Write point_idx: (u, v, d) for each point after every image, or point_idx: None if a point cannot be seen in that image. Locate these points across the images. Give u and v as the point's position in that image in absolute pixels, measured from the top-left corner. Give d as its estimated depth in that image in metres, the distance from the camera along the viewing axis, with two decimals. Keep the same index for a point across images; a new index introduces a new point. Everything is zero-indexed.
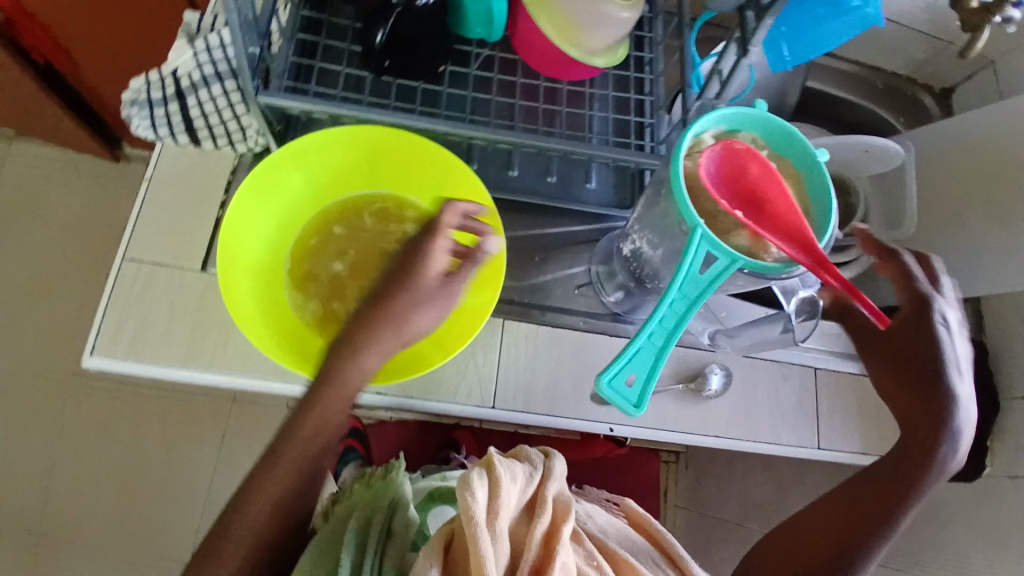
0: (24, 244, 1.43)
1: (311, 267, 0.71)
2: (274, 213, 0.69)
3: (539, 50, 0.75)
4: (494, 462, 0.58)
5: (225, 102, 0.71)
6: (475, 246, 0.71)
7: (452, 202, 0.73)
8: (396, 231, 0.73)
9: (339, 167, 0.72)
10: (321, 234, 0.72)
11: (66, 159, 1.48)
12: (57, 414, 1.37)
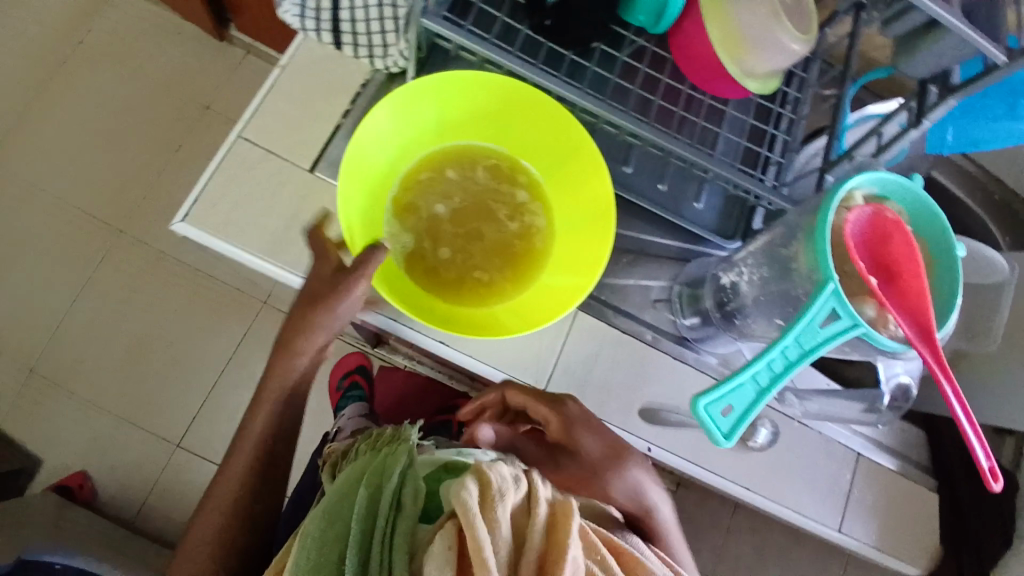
0: (109, 91, 1.45)
1: (416, 204, 0.71)
2: (397, 139, 0.68)
3: (695, 56, 0.72)
4: (485, 467, 0.52)
5: (376, 14, 0.68)
6: (576, 230, 0.70)
7: (567, 180, 0.71)
8: (503, 192, 0.73)
9: (470, 112, 0.70)
10: (432, 171, 0.72)
11: (172, 21, 1.47)
12: (93, 262, 1.40)
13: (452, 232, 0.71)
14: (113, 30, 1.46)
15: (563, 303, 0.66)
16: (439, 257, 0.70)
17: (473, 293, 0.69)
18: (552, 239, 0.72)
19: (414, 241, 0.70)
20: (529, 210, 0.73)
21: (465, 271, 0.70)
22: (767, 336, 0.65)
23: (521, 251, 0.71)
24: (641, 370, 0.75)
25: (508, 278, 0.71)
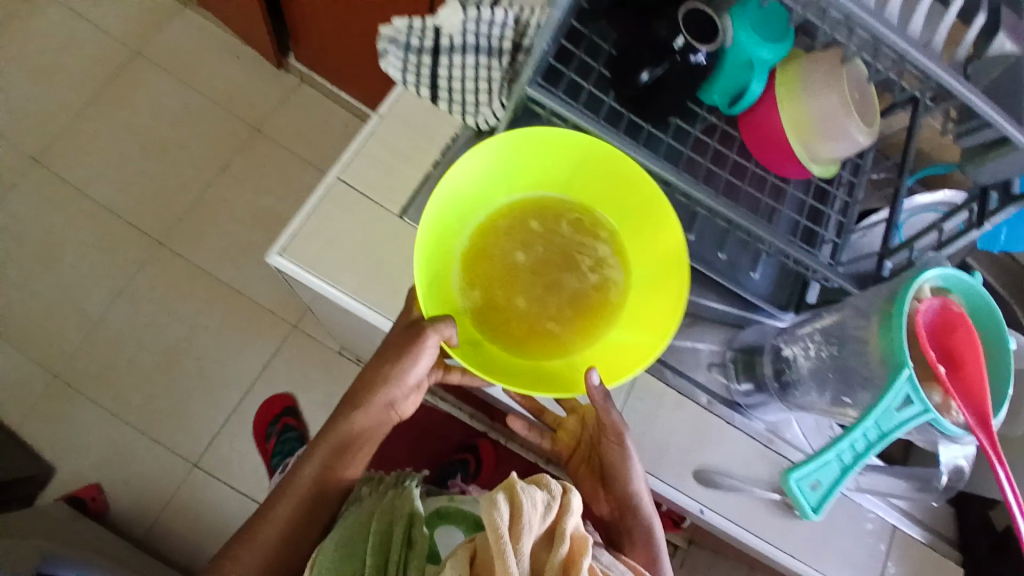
0: (166, 106, 1.49)
1: (494, 252, 0.72)
2: (481, 187, 0.70)
3: (765, 135, 0.77)
4: (519, 491, 0.53)
5: (474, 77, 0.74)
6: (650, 288, 0.70)
7: (644, 239, 0.72)
8: (587, 245, 0.74)
9: (555, 168, 0.72)
10: (517, 221, 0.73)
11: (235, 46, 1.53)
12: (131, 270, 1.42)
13: (529, 278, 0.71)
14: (172, 49, 1.51)
15: (631, 359, 0.67)
16: (514, 305, 0.70)
17: (541, 344, 0.69)
18: (625, 297, 0.71)
19: (487, 287, 0.71)
20: (604, 266, 0.73)
21: (535, 321, 0.70)
22: (829, 410, 0.68)
23: (594, 306, 0.71)
24: (696, 433, 0.76)
25: (578, 331, 0.70)
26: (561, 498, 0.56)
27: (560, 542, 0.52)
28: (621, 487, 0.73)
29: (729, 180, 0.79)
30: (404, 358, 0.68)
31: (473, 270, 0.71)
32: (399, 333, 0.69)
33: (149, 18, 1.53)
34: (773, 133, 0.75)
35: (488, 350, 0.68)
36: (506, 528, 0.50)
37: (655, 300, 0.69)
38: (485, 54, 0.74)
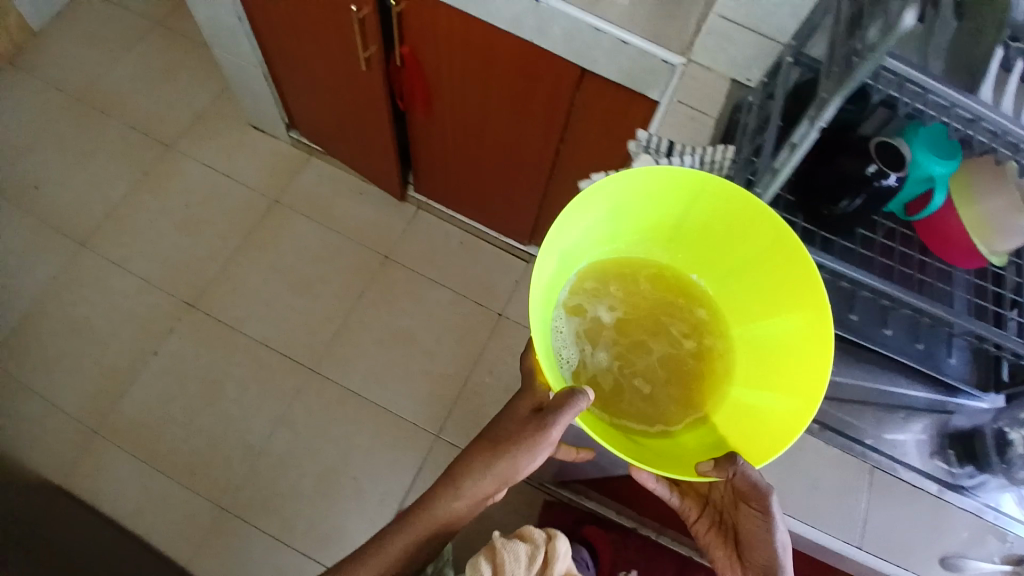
0: (304, 244, 1.63)
1: (588, 301, 0.75)
2: (580, 241, 0.72)
3: (943, 233, 0.77)
4: (499, 550, 0.89)
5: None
6: (763, 354, 0.71)
7: (756, 304, 0.72)
8: (674, 306, 0.76)
9: (669, 222, 0.73)
10: (599, 281, 0.76)
11: (361, 187, 1.70)
12: (287, 400, 1.50)
13: (619, 342, 0.74)
14: (305, 193, 1.68)
15: (759, 442, 0.65)
16: (605, 362, 0.72)
17: (640, 407, 0.71)
18: (730, 366, 0.73)
19: (584, 338, 0.73)
20: (695, 323, 0.76)
21: (632, 379, 0.72)
22: None
23: (695, 369, 0.73)
24: (932, 519, 0.78)
25: (684, 393, 0.72)
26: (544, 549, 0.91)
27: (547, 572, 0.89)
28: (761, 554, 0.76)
29: (900, 271, 0.78)
30: (522, 449, 0.72)
31: (573, 319, 0.73)
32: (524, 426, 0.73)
33: (279, 168, 1.70)
34: (951, 231, 0.76)
35: (611, 423, 0.69)
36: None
37: (792, 372, 0.66)
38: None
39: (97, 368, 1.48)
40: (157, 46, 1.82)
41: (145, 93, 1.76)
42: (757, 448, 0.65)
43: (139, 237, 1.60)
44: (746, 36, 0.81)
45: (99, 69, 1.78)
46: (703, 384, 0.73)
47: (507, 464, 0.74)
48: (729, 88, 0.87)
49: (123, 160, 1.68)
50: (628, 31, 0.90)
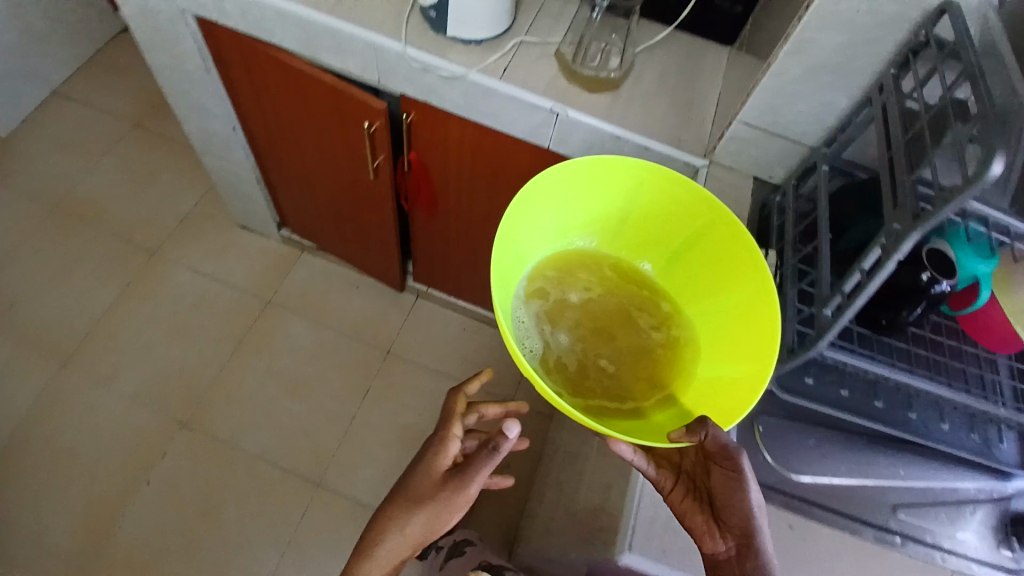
0: (302, 344, 1.57)
1: (548, 294, 0.75)
2: (535, 234, 0.75)
3: (993, 324, 0.74)
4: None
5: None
6: (716, 335, 0.71)
7: (705, 289, 0.74)
8: (630, 298, 0.77)
9: (618, 218, 0.78)
10: (562, 274, 0.77)
11: (358, 280, 1.66)
12: (293, 517, 1.38)
13: (581, 328, 0.72)
14: (299, 291, 1.63)
15: (725, 405, 0.63)
16: (565, 346, 0.70)
17: (603, 388, 0.68)
18: (689, 349, 0.73)
19: (545, 321, 0.71)
20: (650, 320, 0.76)
21: (596, 363, 0.69)
22: None
23: (656, 359, 0.71)
24: None
25: (647, 379, 0.70)
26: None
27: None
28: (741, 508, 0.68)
29: (952, 363, 0.78)
30: (454, 483, 0.75)
31: (533, 308, 0.73)
32: (434, 486, 0.77)
33: (271, 268, 1.65)
34: (997, 321, 0.73)
35: (585, 404, 0.65)
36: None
37: (749, 334, 0.66)
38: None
39: (85, 501, 1.36)
40: (137, 149, 1.78)
41: (127, 198, 1.70)
42: (723, 409, 0.63)
43: (127, 351, 1.51)
44: (771, 140, 0.82)
45: (75, 176, 1.72)
46: (670, 361, 0.72)
47: (423, 520, 0.75)
48: (753, 187, 0.89)
49: (104, 270, 1.60)
50: (648, 137, 0.89)
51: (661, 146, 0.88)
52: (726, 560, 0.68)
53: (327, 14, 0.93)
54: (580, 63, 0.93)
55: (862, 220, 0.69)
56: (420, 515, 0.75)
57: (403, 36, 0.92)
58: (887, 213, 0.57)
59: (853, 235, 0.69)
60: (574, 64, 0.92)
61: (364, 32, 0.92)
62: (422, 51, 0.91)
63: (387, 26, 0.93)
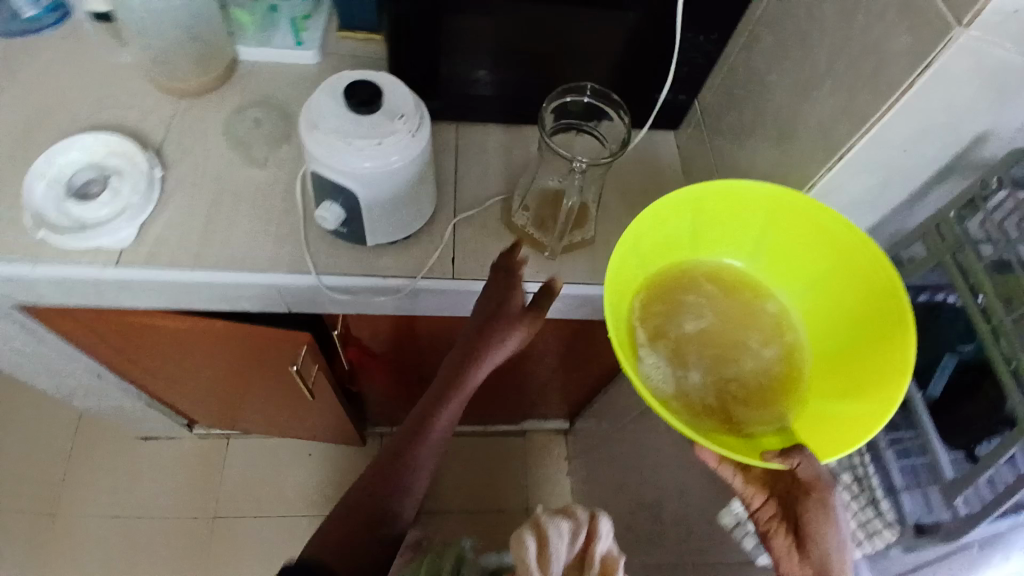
0: (273, 549, 1.33)
1: (664, 313, 0.59)
2: (647, 249, 0.59)
3: None
4: (545, 526, 0.64)
5: (850, 508, 0.66)
6: (845, 365, 0.56)
7: (841, 317, 0.58)
8: (748, 311, 0.62)
9: (744, 230, 0.62)
10: (677, 287, 0.61)
11: (307, 446, 1.43)
12: None
13: (704, 355, 0.58)
14: (245, 485, 1.38)
15: (841, 433, 0.52)
16: (687, 373, 0.57)
17: (721, 412, 0.55)
18: (816, 375, 0.58)
19: (666, 350, 0.57)
20: (765, 328, 0.61)
21: (716, 385, 0.57)
22: None
23: (773, 368, 0.59)
24: None
25: (764, 397, 0.57)
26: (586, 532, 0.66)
27: (587, 563, 0.64)
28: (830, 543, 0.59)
29: None
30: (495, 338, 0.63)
31: (654, 328, 0.58)
32: (503, 315, 0.64)
33: (199, 469, 1.38)
34: None
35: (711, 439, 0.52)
36: (535, 557, 0.61)
37: (887, 367, 0.52)
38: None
39: None
40: None
41: None
42: (836, 438, 0.52)
43: None
44: None
45: None
46: (799, 391, 0.57)
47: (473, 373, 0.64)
48: None
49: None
50: None
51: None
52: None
53: (199, 266, 0.70)
54: (554, 246, 0.73)
55: (944, 367, 0.63)
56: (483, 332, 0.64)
57: (313, 265, 0.71)
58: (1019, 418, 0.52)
59: (936, 385, 0.64)
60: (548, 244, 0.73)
61: (261, 278, 0.71)
62: (346, 277, 0.71)
63: (286, 252, 0.72)
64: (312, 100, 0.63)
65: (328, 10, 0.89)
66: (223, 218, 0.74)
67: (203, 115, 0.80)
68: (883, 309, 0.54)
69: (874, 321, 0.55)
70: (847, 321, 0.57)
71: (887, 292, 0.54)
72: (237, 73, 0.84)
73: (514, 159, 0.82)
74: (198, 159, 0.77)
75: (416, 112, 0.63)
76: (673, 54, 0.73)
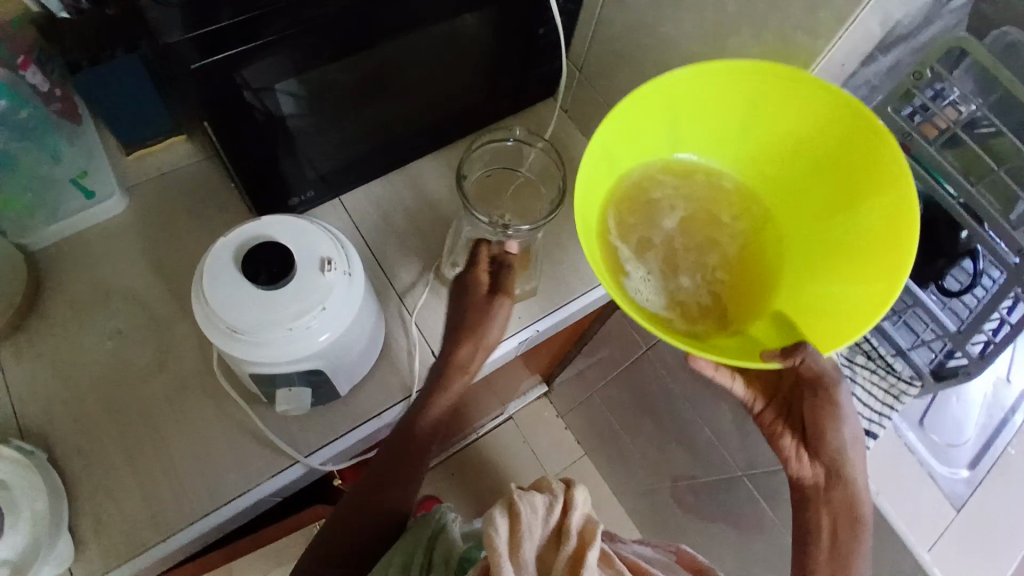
0: None
1: (641, 224, 0.52)
2: (606, 157, 0.51)
3: None
4: (516, 501, 0.52)
5: (873, 381, 0.71)
6: (829, 241, 0.51)
7: (818, 189, 0.52)
8: (719, 195, 0.55)
9: (718, 116, 0.53)
10: (640, 184, 0.54)
11: None
12: None
13: (694, 259, 0.53)
14: None
15: (836, 320, 0.48)
16: (676, 283, 0.52)
17: (717, 314, 0.51)
18: (798, 252, 0.53)
19: (649, 262, 0.51)
20: (743, 222, 0.55)
21: (708, 286, 0.52)
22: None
23: (759, 257, 0.54)
24: None
25: (756, 289, 0.53)
26: (563, 503, 0.55)
27: (564, 538, 0.52)
28: (837, 440, 0.60)
29: None
30: (472, 339, 0.63)
31: (637, 242, 0.51)
32: (469, 317, 0.63)
33: None
34: None
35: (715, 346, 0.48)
36: (504, 538, 0.49)
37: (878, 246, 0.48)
38: (847, 364, 0.70)
39: None
40: None
41: None
42: (831, 326, 0.48)
43: None
44: None
45: None
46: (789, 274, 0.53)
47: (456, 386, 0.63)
48: None
49: None
50: None
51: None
52: (814, 485, 0.62)
53: (171, 534, 0.57)
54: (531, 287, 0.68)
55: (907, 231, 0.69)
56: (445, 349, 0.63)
57: (295, 451, 0.60)
58: (1014, 268, 0.59)
59: None
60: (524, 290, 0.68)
61: (249, 497, 0.59)
62: (335, 442, 0.61)
63: (256, 452, 0.60)
64: (207, 298, 0.49)
65: (94, 138, 0.68)
66: (156, 459, 0.59)
67: (43, 348, 0.62)
68: (871, 185, 0.49)
69: (860, 197, 0.50)
70: (826, 200, 0.52)
71: (872, 160, 0.48)
72: (45, 275, 0.64)
73: (418, 221, 0.74)
74: (74, 409, 0.60)
75: (339, 248, 0.52)
76: (540, 27, 0.67)
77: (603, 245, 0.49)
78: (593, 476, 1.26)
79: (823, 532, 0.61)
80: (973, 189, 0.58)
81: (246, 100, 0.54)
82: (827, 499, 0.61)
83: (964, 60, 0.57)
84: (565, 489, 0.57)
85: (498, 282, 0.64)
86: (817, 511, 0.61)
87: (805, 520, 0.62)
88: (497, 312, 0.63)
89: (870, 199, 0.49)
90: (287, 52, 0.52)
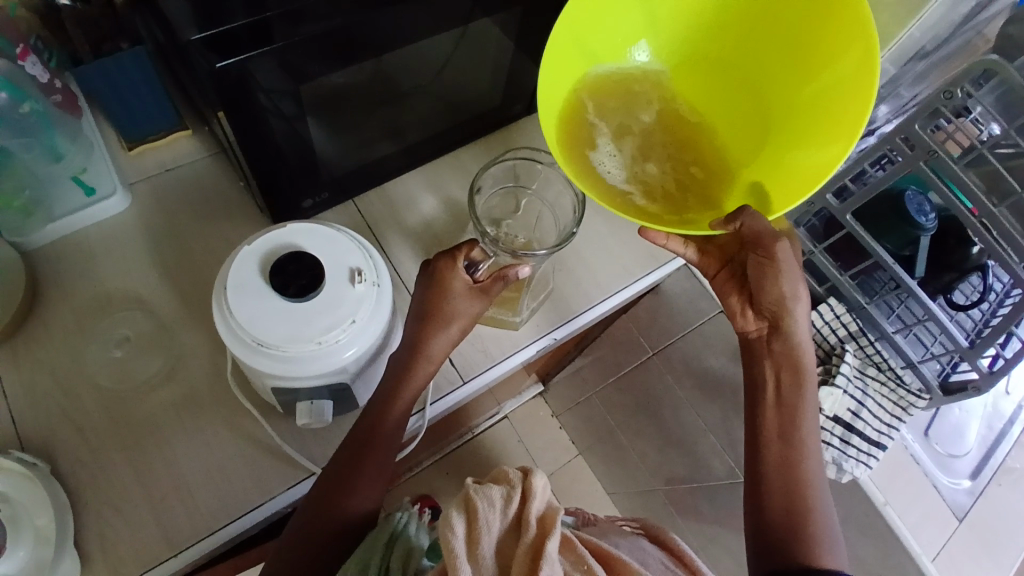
0: None
1: (611, 110, 0.50)
2: (568, 38, 0.47)
3: None
4: (472, 496, 0.49)
5: (883, 393, 0.72)
6: (795, 96, 0.47)
7: (788, 40, 0.47)
8: (686, 64, 0.51)
9: None
10: (604, 63, 0.49)
11: None
12: None
13: (669, 143, 0.50)
14: None
15: (790, 189, 0.45)
16: (643, 164, 0.49)
17: (679, 195, 0.48)
18: (764, 112, 0.49)
19: (614, 144, 0.48)
20: (713, 101, 0.50)
21: (670, 168, 0.49)
22: None
23: (730, 134, 0.50)
24: None
25: (720, 167, 0.50)
26: (521, 488, 0.51)
27: (524, 527, 0.48)
28: (779, 295, 0.53)
29: None
30: (438, 333, 0.55)
31: (609, 125, 0.49)
32: (443, 307, 0.55)
33: None
34: None
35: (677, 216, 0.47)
36: (462, 538, 0.46)
37: (841, 106, 0.43)
38: (858, 375, 0.72)
39: None
40: None
41: None
42: (785, 195, 0.45)
43: None
44: None
45: None
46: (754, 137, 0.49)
47: (420, 377, 0.55)
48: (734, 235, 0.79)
49: None
50: (629, 282, 0.73)
51: (664, 268, 0.74)
52: (757, 339, 0.56)
53: (183, 547, 0.55)
54: (521, 316, 0.66)
55: (922, 247, 0.69)
56: (410, 338, 0.55)
57: (313, 463, 0.58)
58: None
59: (920, 264, 0.70)
60: (514, 319, 0.65)
61: (265, 510, 0.57)
62: None
63: (268, 467, 0.58)
64: (231, 309, 0.47)
65: (95, 130, 0.66)
66: (166, 472, 0.57)
67: (43, 358, 0.59)
68: (844, 44, 0.44)
69: (832, 56, 0.45)
70: (797, 64, 0.47)
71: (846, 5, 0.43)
72: (42, 279, 0.62)
73: (434, 223, 0.72)
74: (81, 421, 0.58)
75: (368, 258, 0.50)
76: None
77: (569, 131, 0.47)
78: (586, 474, 1.26)
79: (768, 387, 0.55)
80: (998, 210, 0.59)
81: (261, 102, 0.50)
82: (767, 351, 0.55)
83: (990, 84, 0.60)
84: (525, 477, 0.52)
85: (486, 279, 0.56)
86: (760, 366, 0.55)
87: (750, 376, 0.56)
88: (475, 307, 0.56)
89: (839, 56, 0.44)
90: (310, 52, 0.49)
